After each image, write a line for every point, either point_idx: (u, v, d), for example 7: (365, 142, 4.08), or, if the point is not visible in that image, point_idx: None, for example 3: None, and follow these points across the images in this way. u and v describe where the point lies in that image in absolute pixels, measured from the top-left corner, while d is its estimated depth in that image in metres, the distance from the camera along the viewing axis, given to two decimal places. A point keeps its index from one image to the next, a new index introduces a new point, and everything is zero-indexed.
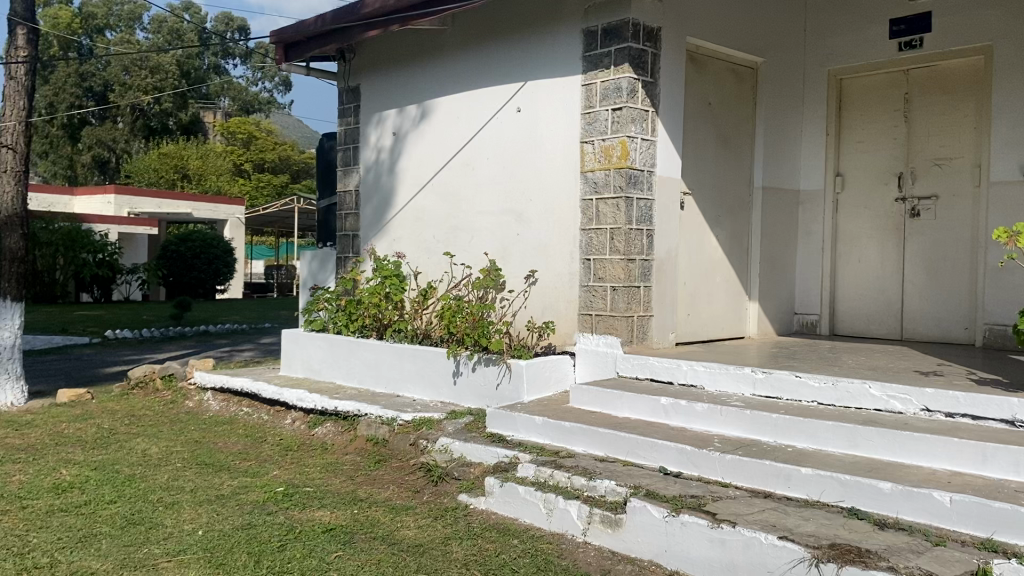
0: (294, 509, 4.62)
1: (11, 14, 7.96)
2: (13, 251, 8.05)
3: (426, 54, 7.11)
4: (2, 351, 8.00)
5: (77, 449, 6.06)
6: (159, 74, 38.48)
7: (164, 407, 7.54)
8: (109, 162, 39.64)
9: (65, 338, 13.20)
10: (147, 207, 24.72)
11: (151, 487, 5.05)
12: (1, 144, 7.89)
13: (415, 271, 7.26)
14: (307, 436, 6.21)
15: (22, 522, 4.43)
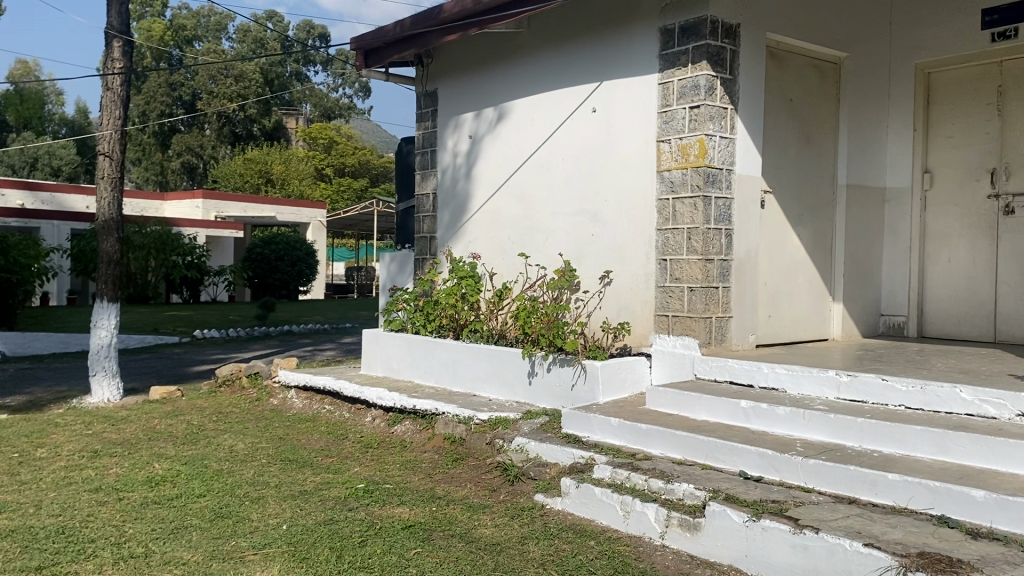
0: (374, 505, 4.70)
1: (108, 27, 8.35)
2: (110, 254, 8.42)
3: (502, 57, 7.16)
4: (99, 350, 8.38)
5: (169, 444, 6.31)
6: (242, 82, 40.23)
7: (249, 405, 7.78)
8: (197, 168, 41.08)
9: (157, 337, 13.76)
10: (233, 211, 25.27)
11: (238, 482, 5.21)
12: (98, 152, 8.26)
13: (490, 272, 7.31)
14: (386, 434, 6.32)
15: (118, 513, 4.63)
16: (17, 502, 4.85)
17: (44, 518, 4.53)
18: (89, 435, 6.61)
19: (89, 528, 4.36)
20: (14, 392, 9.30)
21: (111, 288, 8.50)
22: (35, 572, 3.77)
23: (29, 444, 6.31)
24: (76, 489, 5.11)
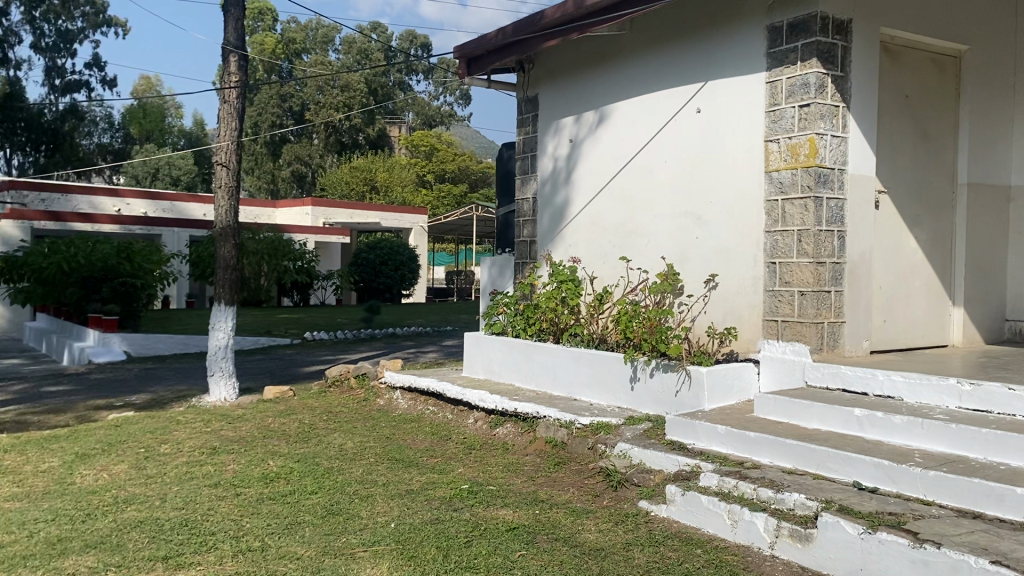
0: (479, 506, 4.76)
1: (225, 43, 8.73)
2: (227, 259, 8.81)
3: (603, 60, 7.15)
4: (217, 351, 8.77)
5: (282, 442, 6.55)
6: (348, 92, 41.52)
7: (357, 405, 7.99)
8: (306, 176, 42.48)
9: (269, 339, 14.30)
10: (340, 218, 26.06)
11: (347, 480, 5.36)
12: (216, 163, 8.65)
13: (591, 276, 7.29)
14: (489, 436, 6.38)
15: (236, 507, 4.84)
16: (144, 494, 5.13)
17: (169, 510, 4.78)
18: (208, 432, 6.93)
19: (210, 522, 4.57)
20: (140, 390, 9.84)
21: (228, 292, 8.89)
22: (162, 562, 3.98)
23: (153, 440, 6.66)
24: (197, 484, 5.36)
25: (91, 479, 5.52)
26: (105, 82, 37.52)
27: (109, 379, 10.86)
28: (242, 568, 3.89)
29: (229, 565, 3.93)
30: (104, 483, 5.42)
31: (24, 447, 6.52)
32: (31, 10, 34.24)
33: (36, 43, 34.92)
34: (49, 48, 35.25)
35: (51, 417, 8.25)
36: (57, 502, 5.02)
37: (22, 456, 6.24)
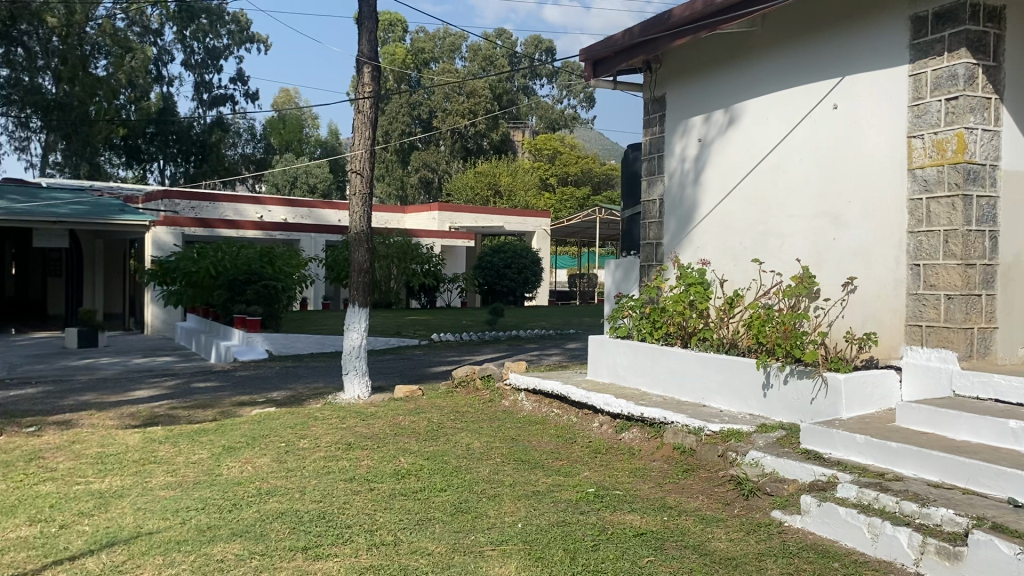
0: (606, 510, 4.74)
1: (359, 55, 9.05)
2: (360, 263, 9.14)
3: (734, 57, 6.98)
4: (351, 352, 9.09)
5: (412, 439, 6.72)
6: (473, 99, 42.13)
7: (483, 405, 8.12)
8: (433, 182, 43.48)
9: (399, 340, 14.72)
10: (466, 222, 26.62)
11: (475, 479, 5.46)
12: (351, 170, 8.99)
13: (721, 279, 7.11)
14: (614, 440, 6.34)
15: (370, 502, 5.00)
16: (285, 487, 5.38)
17: (307, 503, 4.99)
18: (343, 429, 7.21)
19: (346, 515, 4.75)
20: (280, 387, 10.33)
21: (361, 294, 9.20)
22: (301, 552, 4.16)
23: (293, 435, 6.98)
24: (333, 478, 5.58)
25: (237, 471, 5.84)
26: (247, 96, 39.63)
27: (251, 376, 11.46)
28: (376, 561, 4.02)
29: (364, 558, 4.07)
30: (249, 475, 5.72)
31: (177, 439, 6.96)
32: (182, 30, 36.54)
33: (186, 60, 37.24)
34: (198, 64, 37.52)
35: (200, 411, 8.78)
36: (206, 491, 5.33)
37: (176, 447, 6.66)
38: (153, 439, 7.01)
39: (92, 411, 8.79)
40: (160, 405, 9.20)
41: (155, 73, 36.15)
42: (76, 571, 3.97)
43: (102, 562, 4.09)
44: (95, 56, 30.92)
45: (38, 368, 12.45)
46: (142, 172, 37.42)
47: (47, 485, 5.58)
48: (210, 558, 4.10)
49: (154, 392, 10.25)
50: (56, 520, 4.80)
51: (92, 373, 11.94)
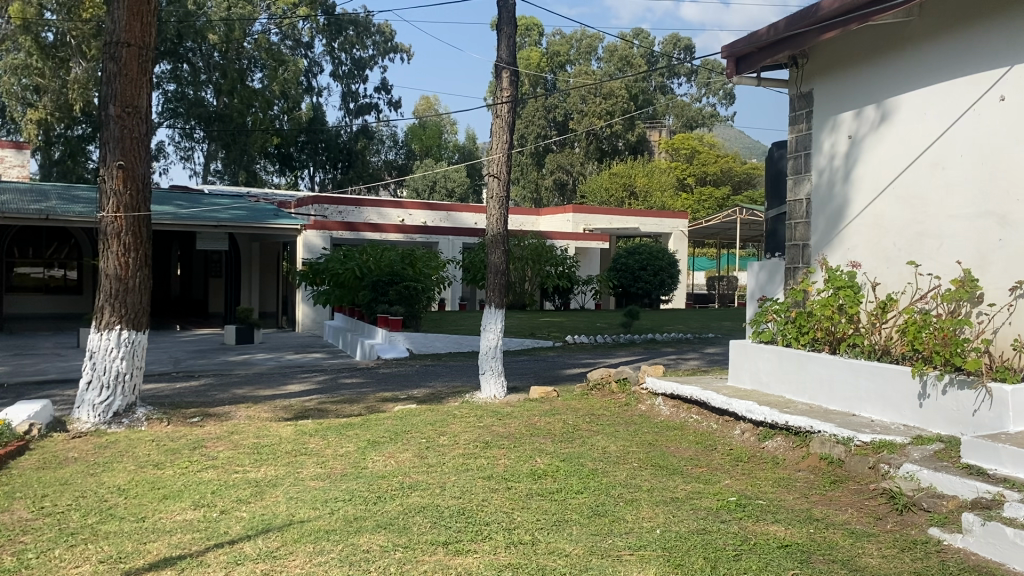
0: (748, 520, 4.61)
1: (498, 60, 9.18)
2: (497, 265, 9.28)
3: (887, 50, 6.66)
4: (487, 352, 9.22)
5: (548, 440, 6.76)
6: (610, 100, 41.61)
7: (619, 409, 8.06)
8: (567, 184, 43.69)
9: (534, 341, 14.82)
10: (600, 224, 26.43)
11: (612, 483, 5.43)
12: (489, 174, 9.14)
13: (872, 282, 6.76)
14: (756, 449, 6.15)
15: (508, 500, 5.07)
16: (426, 482, 5.53)
17: (447, 499, 5.11)
18: (481, 427, 7.33)
19: (485, 512, 4.84)
20: (420, 386, 10.62)
21: (497, 296, 9.32)
22: (442, 546, 4.27)
23: (433, 432, 7.15)
24: (472, 475, 5.69)
25: (380, 465, 6.04)
26: (390, 104, 41.00)
27: (393, 374, 11.83)
28: (515, 559, 4.07)
29: (503, 556, 4.12)
30: (392, 470, 5.92)
31: (325, 433, 7.27)
32: (330, 42, 38.29)
33: (334, 71, 38.95)
34: (345, 75, 39.26)
35: (346, 406, 9.14)
36: (353, 483, 5.55)
37: (324, 440, 6.97)
38: (304, 432, 7.36)
39: (248, 404, 9.32)
40: (309, 400, 9.65)
41: (306, 84, 38.02)
42: (236, 554, 4.23)
43: (259, 547, 4.33)
44: (252, 70, 32.82)
45: (201, 362, 13.32)
46: (294, 179, 39.40)
47: (208, 473, 5.96)
48: (356, 548, 4.26)
49: (303, 387, 10.75)
50: (217, 506, 5.12)
51: (247, 368, 12.67)
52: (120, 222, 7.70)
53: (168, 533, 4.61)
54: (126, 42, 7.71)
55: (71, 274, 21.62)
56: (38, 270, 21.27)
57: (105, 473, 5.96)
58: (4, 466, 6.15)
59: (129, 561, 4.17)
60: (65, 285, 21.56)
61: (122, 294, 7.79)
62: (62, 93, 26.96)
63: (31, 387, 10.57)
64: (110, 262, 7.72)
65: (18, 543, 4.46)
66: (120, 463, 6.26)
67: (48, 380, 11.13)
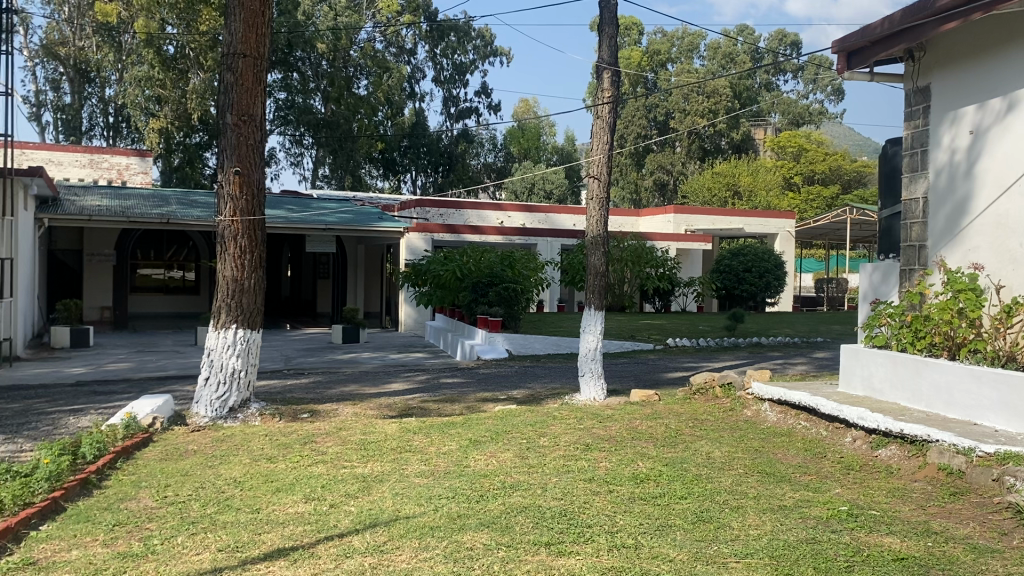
0: (861, 531, 4.45)
1: (599, 62, 9.16)
2: (597, 267, 9.25)
3: (1013, 40, 6.32)
4: (586, 354, 9.22)
5: (650, 445, 6.70)
6: (714, 98, 41.05)
7: (724, 414, 7.91)
8: (668, 185, 43.18)
9: (634, 344, 14.67)
10: (703, 224, 26.01)
11: (716, 489, 5.34)
12: (589, 176, 9.13)
13: (996, 285, 6.42)
14: (869, 457, 5.93)
15: (610, 503, 5.05)
16: (527, 482, 5.56)
17: (549, 500, 5.13)
18: (581, 430, 7.32)
19: (587, 514, 4.84)
20: (519, 386, 10.69)
21: (597, 298, 9.31)
22: (545, 547, 4.29)
23: (533, 433, 7.19)
24: (574, 477, 5.69)
25: (482, 464, 6.11)
26: (490, 108, 41.49)
27: (493, 374, 11.94)
28: (618, 563, 4.05)
29: (606, 559, 4.11)
30: (493, 469, 5.98)
31: (428, 431, 7.41)
32: (433, 48, 38.98)
33: (436, 76, 39.61)
34: (446, 80, 39.87)
35: (448, 405, 9.30)
36: (455, 482, 5.64)
37: (428, 438, 7.11)
38: (408, 429, 7.52)
39: (354, 401, 9.59)
40: (412, 398, 9.86)
41: (409, 90, 38.80)
42: (345, 547, 4.36)
43: (367, 541, 4.46)
44: (358, 77, 33.76)
45: (310, 360, 13.76)
46: (397, 183, 40.11)
47: (318, 467, 6.17)
48: (461, 546, 4.33)
49: (407, 385, 10.99)
50: (327, 500, 5.29)
51: (354, 367, 13.02)
52: (236, 226, 8.05)
53: (282, 525, 4.79)
54: (243, 53, 8.06)
55: (190, 274, 22.70)
56: (159, 271, 22.44)
57: (222, 466, 6.24)
58: (131, 457, 6.51)
59: (244, 550, 4.36)
60: (184, 285, 22.67)
61: (238, 294, 8.13)
62: (182, 103, 28.30)
63: (154, 382, 11.16)
64: (228, 264, 8.07)
65: (144, 530, 4.72)
66: (235, 457, 6.55)
67: (169, 376, 11.73)
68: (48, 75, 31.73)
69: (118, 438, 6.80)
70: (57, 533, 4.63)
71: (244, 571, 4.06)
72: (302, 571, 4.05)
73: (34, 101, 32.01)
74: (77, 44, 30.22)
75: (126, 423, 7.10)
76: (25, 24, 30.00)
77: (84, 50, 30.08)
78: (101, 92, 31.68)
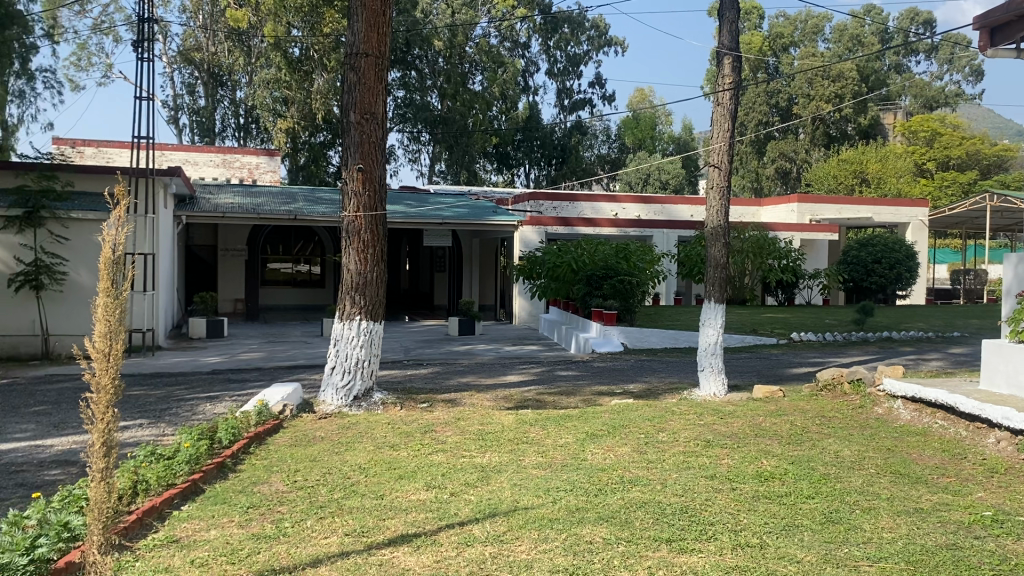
0: (1007, 538, 4.17)
1: (720, 47, 8.92)
2: (717, 259, 9.03)
3: None
4: (707, 348, 9.01)
5: (775, 442, 6.49)
6: (840, 82, 39.43)
7: (852, 411, 7.58)
8: (791, 173, 41.79)
9: (755, 338, 14.26)
10: (828, 214, 25.04)
11: (846, 489, 5.13)
12: (709, 164, 8.93)
13: None
14: (1015, 460, 5.57)
15: (733, 501, 4.92)
16: (647, 477, 5.50)
17: (669, 496, 5.05)
18: (701, 425, 7.17)
19: (709, 512, 4.73)
20: (635, 380, 10.58)
21: (717, 290, 9.09)
22: (666, 544, 4.22)
23: (652, 427, 7.10)
24: (695, 474, 5.58)
25: (600, 458, 6.08)
26: (605, 98, 41.22)
27: (608, 368, 11.87)
28: (742, 562, 3.94)
29: (729, 558, 4.01)
30: (611, 463, 5.94)
31: (545, 423, 7.44)
32: (547, 41, 39.02)
33: (550, 69, 39.64)
34: (560, 72, 39.84)
35: (564, 398, 9.32)
36: (574, 474, 5.63)
37: (545, 430, 7.13)
38: (525, 421, 7.57)
39: (472, 392, 9.73)
40: (529, 390, 9.91)
41: (523, 84, 39.01)
42: (465, 536, 4.42)
43: (487, 530, 4.51)
44: (473, 73, 34.26)
45: (428, 351, 14.08)
46: (511, 177, 40.33)
47: (438, 456, 6.29)
48: (580, 539, 4.32)
49: (523, 377, 11.07)
50: (447, 488, 5.38)
51: (471, 358, 13.20)
52: (359, 221, 8.30)
53: (404, 511, 4.90)
54: (365, 52, 8.28)
55: (315, 268, 23.56)
56: (287, 265, 23.40)
57: (347, 452, 6.45)
58: (263, 443, 6.82)
59: (370, 536, 4.48)
60: (310, 279, 23.55)
61: (362, 287, 8.38)
62: (307, 103, 29.34)
63: (283, 371, 11.68)
64: (352, 258, 8.33)
65: (275, 513, 4.93)
66: (359, 444, 6.75)
67: (297, 366, 12.20)
68: (185, 79, 33.47)
69: (251, 424, 7.13)
70: (197, 513, 4.90)
71: (370, 556, 4.18)
72: (426, 559, 4.12)
73: (172, 105, 33.82)
74: (210, 50, 31.64)
75: (259, 410, 7.44)
76: (164, 31, 31.72)
77: (217, 55, 31.52)
78: (232, 94, 33.23)
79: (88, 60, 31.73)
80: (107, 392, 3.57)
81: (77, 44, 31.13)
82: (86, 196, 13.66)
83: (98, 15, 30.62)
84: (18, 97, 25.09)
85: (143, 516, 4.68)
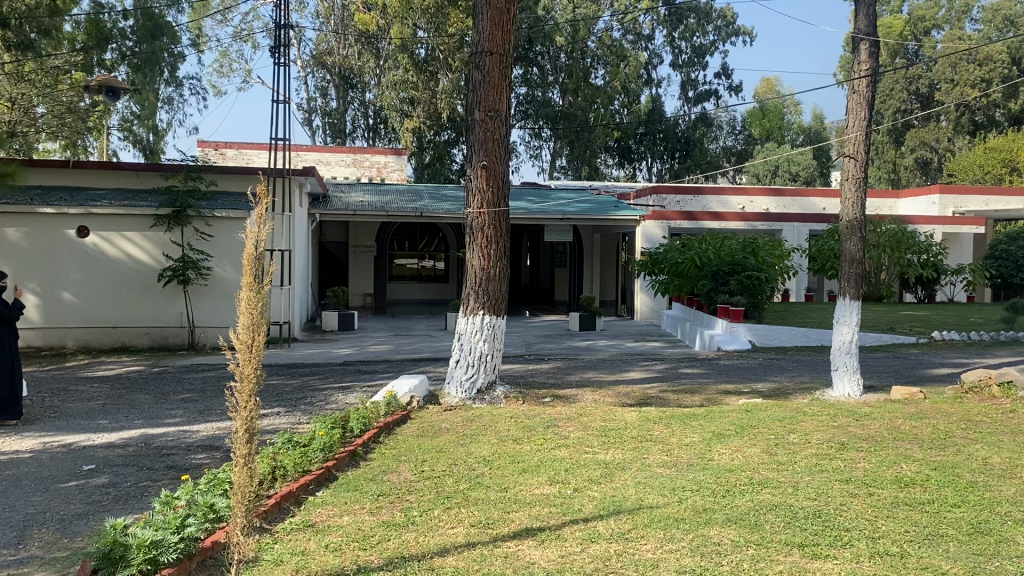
0: None
1: (856, 32, 8.52)
2: (853, 254, 8.63)
3: None
4: (841, 346, 8.65)
5: (915, 446, 6.15)
6: (988, 66, 36.82)
7: (1002, 416, 7.12)
8: (932, 162, 39.72)
9: (892, 337, 13.58)
10: (974, 205, 23.60)
11: (997, 498, 4.81)
12: (845, 155, 8.54)
13: None
14: None
15: (870, 507, 4.70)
16: (778, 480, 5.33)
17: (802, 499, 4.88)
18: (835, 427, 6.89)
19: (843, 518, 4.53)
20: (764, 379, 10.28)
21: (853, 286, 8.71)
22: (798, 548, 4.09)
23: (782, 428, 6.87)
24: (829, 477, 5.37)
25: (728, 458, 5.95)
26: (731, 89, 40.26)
27: (735, 366, 11.56)
28: (881, 571, 3.78)
29: (867, 566, 3.84)
30: (740, 464, 5.78)
31: (669, 421, 7.32)
32: (671, 32, 38.28)
33: (674, 61, 38.96)
34: (685, 63, 39.07)
35: (687, 396, 9.14)
36: (700, 474, 5.52)
37: (669, 428, 7.03)
38: (648, 419, 7.48)
39: (593, 387, 9.71)
40: (652, 387, 9.77)
41: (646, 77, 38.57)
42: (590, 532, 4.41)
43: (611, 528, 4.48)
44: (595, 67, 34.13)
45: (549, 346, 14.15)
46: (632, 171, 39.94)
47: (562, 451, 6.30)
48: (707, 540, 4.23)
49: (645, 374, 10.94)
50: (570, 484, 5.39)
51: (593, 354, 13.15)
52: (484, 217, 8.40)
53: (528, 505, 4.94)
54: (490, 51, 8.37)
55: (439, 264, 24.05)
56: (412, 261, 23.97)
57: (473, 444, 6.56)
58: (392, 433, 7.02)
59: (495, 527, 4.54)
60: (434, 274, 24.06)
61: (485, 282, 8.49)
62: (432, 103, 30.04)
63: (409, 363, 11.98)
64: (477, 252, 8.46)
65: (403, 501, 5.07)
66: (484, 436, 6.86)
67: (424, 359, 12.49)
68: (318, 83, 34.84)
69: (380, 414, 7.38)
70: (330, 500, 5.09)
71: (495, 547, 4.24)
72: (552, 553, 4.14)
73: (306, 108, 35.27)
74: (341, 53, 32.71)
75: (387, 401, 7.68)
76: (299, 36, 33.06)
77: (347, 58, 32.55)
78: (362, 96, 34.32)
79: (229, 67, 33.48)
80: (249, 381, 3.72)
81: (219, 53, 32.91)
82: (229, 195, 14.44)
83: (239, 22, 32.22)
84: (167, 103, 26.82)
85: (282, 501, 4.92)
